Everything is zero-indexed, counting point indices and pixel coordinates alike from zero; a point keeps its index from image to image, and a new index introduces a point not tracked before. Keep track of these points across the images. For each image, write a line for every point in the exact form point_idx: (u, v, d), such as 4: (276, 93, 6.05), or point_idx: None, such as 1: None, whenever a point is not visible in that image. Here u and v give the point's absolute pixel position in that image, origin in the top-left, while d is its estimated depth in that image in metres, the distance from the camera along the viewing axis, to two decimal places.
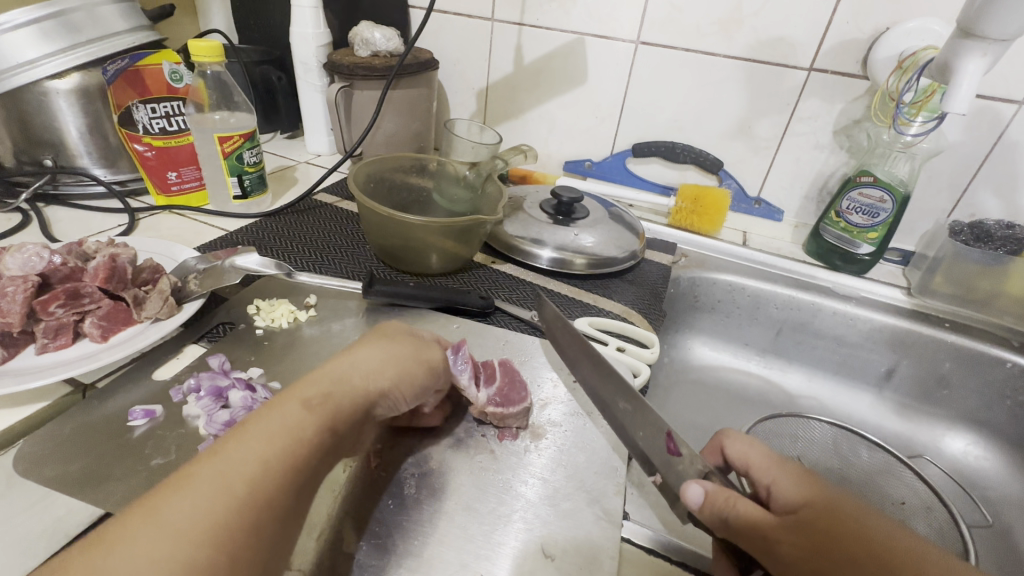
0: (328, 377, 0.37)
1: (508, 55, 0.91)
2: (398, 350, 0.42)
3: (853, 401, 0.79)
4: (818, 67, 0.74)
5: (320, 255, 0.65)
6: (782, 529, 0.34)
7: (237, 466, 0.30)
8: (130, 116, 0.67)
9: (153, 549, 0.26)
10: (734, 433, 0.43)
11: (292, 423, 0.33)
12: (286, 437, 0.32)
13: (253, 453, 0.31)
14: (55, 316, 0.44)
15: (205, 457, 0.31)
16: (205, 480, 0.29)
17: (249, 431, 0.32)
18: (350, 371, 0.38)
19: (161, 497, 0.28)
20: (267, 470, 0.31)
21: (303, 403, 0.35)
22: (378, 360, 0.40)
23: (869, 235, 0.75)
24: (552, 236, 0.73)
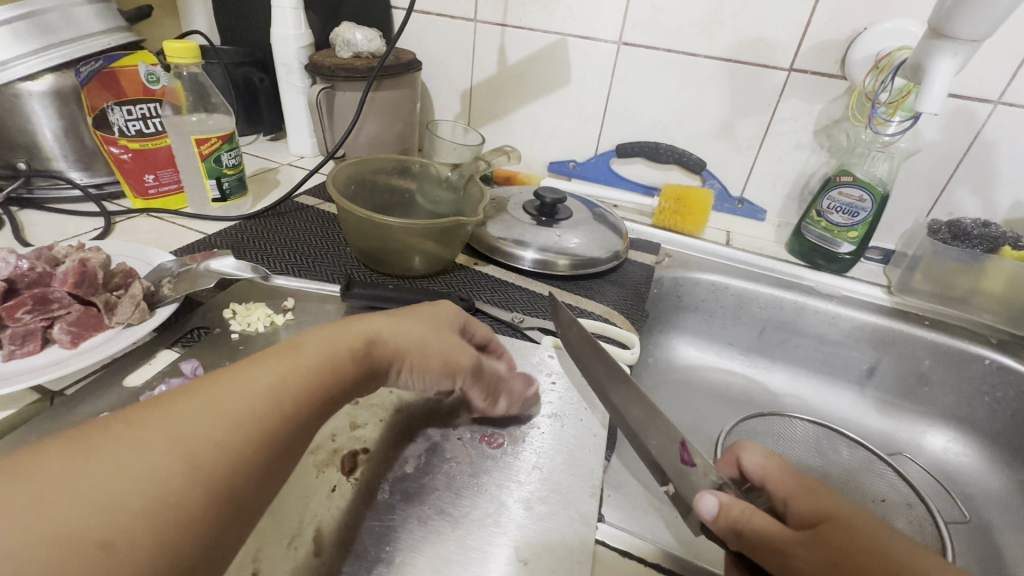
0: (379, 324, 0.39)
1: (491, 56, 0.91)
2: (439, 317, 0.44)
3: (836, 399, 0.80)
4: (798, 67, 0.75)
5: (299, 258, 0.64)
6: (799, 544, 0.33)
7: (288, 377, 0.32)
8: (104, 119, 0.66)
9: (204, 428, 0.28)
10: (750, 444, 0.43)
11: (340, 356, 0.35)
12: (331, 368, 0.34)
13: (300, 377, 0.33)
14: (23, 322, 0.43)
15: (259, 360, 0.33)
16: (258, 381, 0.31)
17: (302, 351, 0.34)
18: (397, 324, 0.40)
19: (217, 387, 0.30)
20: (310, 390, 0.33)
21: (353, 339, 0.37)
22: (423, 321, 0.42)
23: (850, 234, 0.75)
24: (535, 237, 0.73)
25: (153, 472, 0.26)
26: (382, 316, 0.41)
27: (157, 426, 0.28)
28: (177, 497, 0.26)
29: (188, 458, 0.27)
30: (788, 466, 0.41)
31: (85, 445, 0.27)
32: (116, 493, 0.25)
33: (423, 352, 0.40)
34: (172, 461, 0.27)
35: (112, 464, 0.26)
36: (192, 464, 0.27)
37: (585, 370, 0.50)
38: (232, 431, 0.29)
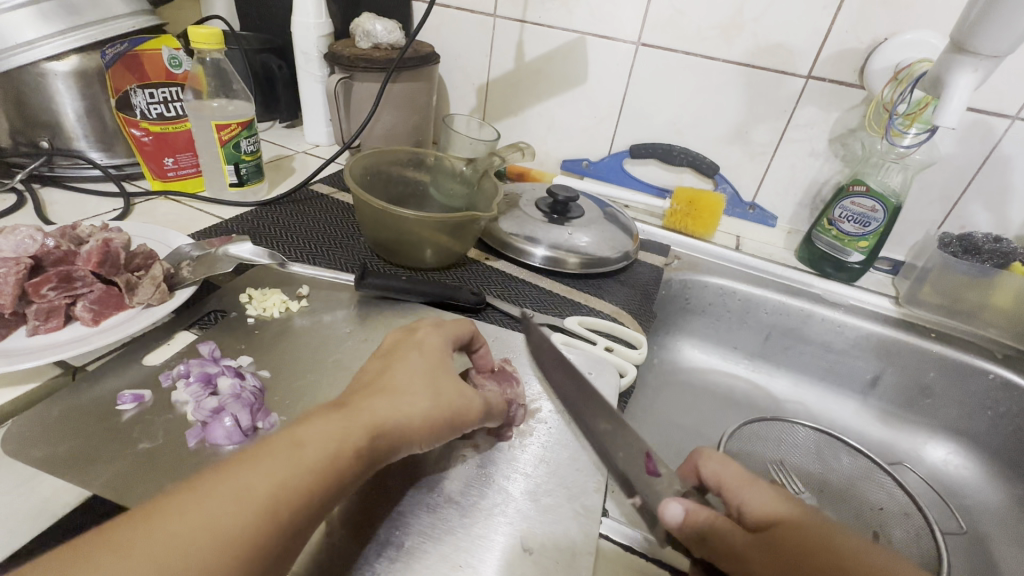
0: (385, 399, 0.36)
1: (509, 51, 0.91)
2: (448, 376, 0.40)
3: (838, 407, 0.80)
4: (816, 75, 0.75)
5: (314, 246, 0.65)
6: (753, 548, 0.35)
7: (286, 483, 0.30)
8: (127, 101, 0.67)
9: (192, 547, 0.27)
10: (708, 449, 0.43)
11: (343, 452, 0.32)
12: (333, 468, 0.32)
13: (301, 479, 0.30)
14: (47, 299, 0.44)
15: (258, 455, 0.31)
16: (254, 489, 0.29)
17: (302, 446, 0.31)
18: (405, 396, 0.37)
19: (213, 488, 0.29)
20: (309, 494, 0.30)
21: (357, 429, 0.34)
22: (431, 388, 0.38)
23: (861, 244, 0.75)
24: (546, 234, 0.74)
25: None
26: (389, 385, 0.37)
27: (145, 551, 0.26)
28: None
29: None
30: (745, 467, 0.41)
31: (65, 565, 0.26)
32: None
33: (431, 429, 0.37)
34: None
35: None
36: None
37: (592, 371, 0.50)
38: (224, 555, 0.27)
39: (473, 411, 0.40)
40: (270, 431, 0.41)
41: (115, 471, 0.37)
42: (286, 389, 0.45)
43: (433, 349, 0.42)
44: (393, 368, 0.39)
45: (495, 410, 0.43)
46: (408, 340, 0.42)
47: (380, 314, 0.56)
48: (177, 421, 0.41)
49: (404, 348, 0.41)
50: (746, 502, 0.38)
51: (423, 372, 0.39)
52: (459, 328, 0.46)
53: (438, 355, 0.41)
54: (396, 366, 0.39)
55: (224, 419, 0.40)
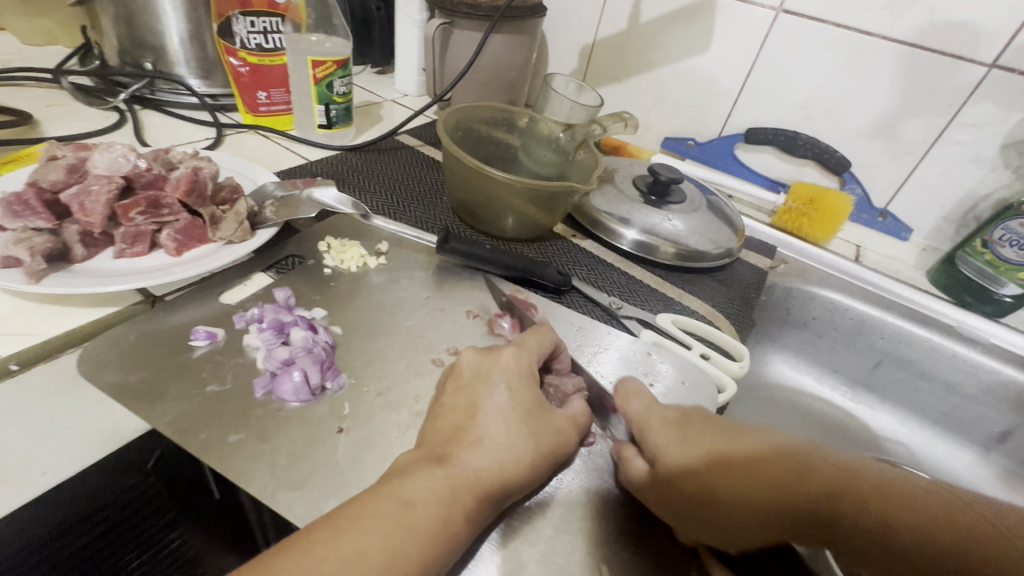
0: (484, 450, 0.33)
1: (624, 9, 0.82)
2: (543, 411, 0.37)
3: (950, 458, 0.70)
4: (1003, 64, 0.61)
5: (396, 199, 0.62)
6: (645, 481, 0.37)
7: (397, 553, 0.27)
8: (229, 28, 0.64)
9: None
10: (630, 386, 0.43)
11: (451, 516, 0.30)
12: (442, 533, 0.29)
13: (412, 546, 0.28)
14: (134, 223, 0.43)
15: (368, 519, 0.28)
16: (366, 560, 0.26)
17: (409, 507, 0.29)
18: (506, 447, 0.34)
19: (327, 551, 0.26)
20: (422, 564, 0.28)
21: (462, 490, 0.31)
22: (529, 431, 0.35)
23: (1020, 274, 0.63)
24: (642, 217, 0.67)
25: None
26: (485, 428, 0.35)
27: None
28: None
29: None
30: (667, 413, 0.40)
31: None
32: None
33: (531, 482, 0.35)
34: None
35: None
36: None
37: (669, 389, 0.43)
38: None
39: (569, 448, 0.37)
40: (339, 393, 0.39)
41: (183, 411, 0.35)
42: (358, 351, 0.42)
43: (515, 377, 0.38)
44: (483, 404, 0.36)
45: (584, 423, 0.39)
46: (494, 365, 0.38)
47: (459, 281, 0.52)
48: (246, 368, 0.39)
49: (486, 374, 0.38)
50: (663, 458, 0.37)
51: (517, 413, 0.36)
52: (538, 341, 0.42)
53: (526, 387, 0.38)
54: (485, 401, 0.36)
55: (294, 374, 0.37)
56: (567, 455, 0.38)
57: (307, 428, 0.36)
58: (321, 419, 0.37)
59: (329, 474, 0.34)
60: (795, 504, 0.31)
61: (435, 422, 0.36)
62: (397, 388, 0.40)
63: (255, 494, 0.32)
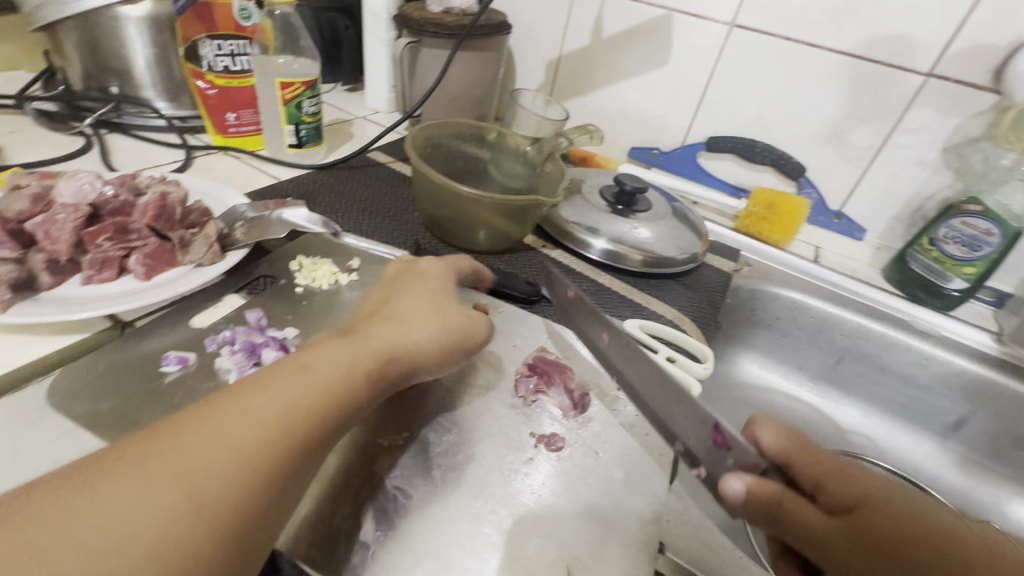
0: (388, 328, 0.37)
1: (587, 26, 0.85)
2: (448, 303, 0.42)
3: (912, 447, 0.73)
4: (939, 73, 0.66)
5: (368, 216, 0.63)
6: (829, 527, 0.32)
7: (299, 403, 0.30)
8: (196, 51, 0.66)
9: (219, 459, 0.26)
10: (765, 421, 0.39)
11: (353, 375, 0.33)
12: (345, 389, 0.32)
13: (314, 396, 0.31)
14: (102, 249, 0.43)
15: (267, 379, 0.31)
16: (264, 408, 0.29)
17: (310, 371, 0.32)
18: (404, 326, 0.38)
19: (233, 402, 0.29)
20: (327, 413, 0.31)
21: (364, 355, 0.35)
22: (433, 310, 0.40)
23: (965, 269, 0.67)
24: (609, 226, 0.69)
25: (169, 508, 0.24)
26: (398, 309, 0.39)
27: (160, 466, 0.25)
28: (193, 531, 0.25)
29: (199, 491, 0.25)
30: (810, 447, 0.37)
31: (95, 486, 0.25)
32: (129, 526, 0.23)
33: (434, 353, 0.39)
34: (184, 492, 0.25)
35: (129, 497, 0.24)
36: (207, 500, 0.25)
37: (634, 393, 0.45)
38: (249, 467, 0.27)
39: (479, 335, 0.43)
40: None
41: None
42: None
43: (420, 285, 0.42)
44: (395, 298, 0.41)
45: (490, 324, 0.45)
46: (401, 272, 0.45)
47: None
48: (218, 390, 0.39)
49: (408, 280, 0.43)
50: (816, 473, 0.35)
51: (425, 298, 0.41)
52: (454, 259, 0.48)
53: (437, 285, 0.43)
54: (390, 302, 0.40)
55: None
56: (477, 344, 0.43)
57: None
58: None
59: None
60: (960, 539, 0.30)
61: (359, 312, 0.40)
62: None
63: None
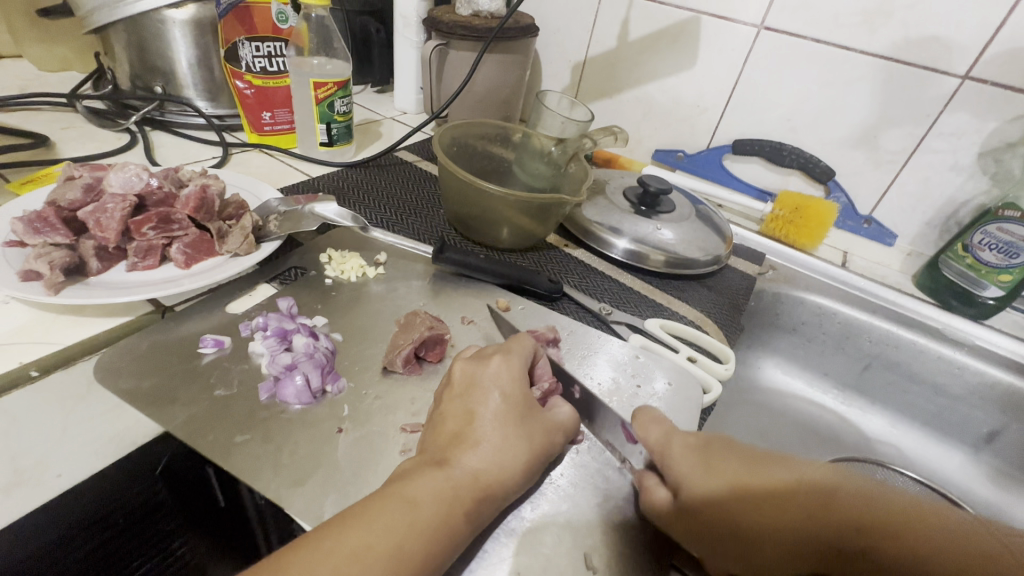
0: (481, 453, 0.36)
1: (613, 29, 0.86)
2: (533, 418, 0.39)
3: (940, 459, 0.72)
4: (976, 75, 0.64)
5: (395, 213, 0.65)
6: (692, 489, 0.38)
7: (403, 547, 0.30)
8: (235, 53, 0.68)
9: None
10: (645, 418, 0.41)
11: (451, 514, 0.32)
12: (443, 528, 0.31)
13: (414, 542, 0.30)
14: (146, 238, 0.45)
15: (372, 517, 0.30)
16: (371, 551, 0.29)
17: (412, 504, 0.31)
18: (497, 449, 0.36)
19: (343, 537, 0.29)
20: (427, 558, 0.30)
21: (462, 490, 0.33)
22: (522, 432, 0.38)
23: (1000, 277, 0.65)
24: (632, 226, 0.69)
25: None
26: (488, 432, 0.37)
27: None
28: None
29: None
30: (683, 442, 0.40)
31: None
32: None
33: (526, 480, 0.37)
34: None
35: None
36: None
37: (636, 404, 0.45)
38: None
39: (558, 447, 0.40)
40: (340, 397, 0.41)
41: (191, 414, 0.37)
42: (356, 356, 0.44)
43: (511, 383, 0.40)
44: (477, 413, 0.38)
45: (572, 422, 0.41)
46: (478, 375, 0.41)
47: (454, 290, 0.54)
48: (251, 373, 0.41)
49: (473, 381, 0.40)
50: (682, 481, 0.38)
51: (510, 416, 0.38)
52: (522, 344, 0.44)
53: (520, 393, 0.40)
54: (480, 407, 0.38)
55: (296, 378, 0.39)
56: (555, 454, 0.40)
57: (309, 428, 0.38)
58: (322, 420, 0.39)
59: (330, 472, 0.36)
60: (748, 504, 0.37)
61: (435, 428, 0.38)
62: (395, 391, 0.42)
63: (260, 490, 0.34)
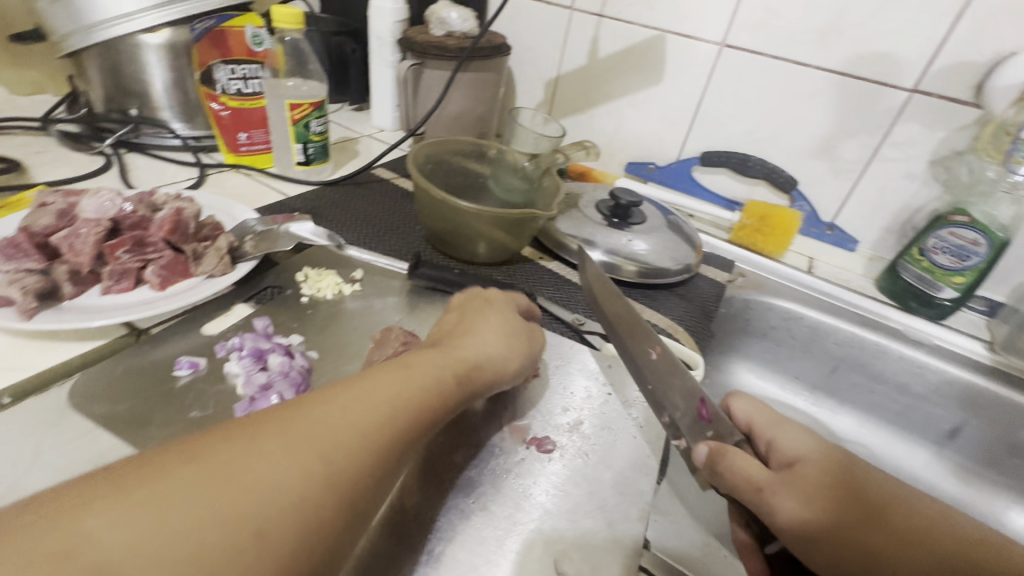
0: (472, 343, 0.42)
1: (583, 47, 0.89)
2: (519, 324, 0.47)
3: (907, 456, 0.74)
4: (923, 89, 0.68)
5: (372, 231, 0.66)
6: (776, 483, 0.38)
7: (360, 421, 0.29)
8: (210, 76, 0.69)
9: (276, 473, 0.26)
10: (741, 396, 0.47)
11: (410, 394, 0.33)
12: (403, 405, 0.32)
13: (373, 418, 0.30)
14: (121, 261, 0.46)
15: (332, 394, 0.30)
16: (328, 420, 0.29)
17: (371, 387, 0.32)
18: (489, 339, 0.43)
19: (297, 415, 0.29)
20: (384, 434, 0.30)
21: (422, 376, 0.34)
22: (512, 329, 0.46)
23: (954, 279, 0.68)
24: (605, 238, 0.71)
25: (213, 524, 0.23)
26: (464, 353, 0.40)
27: (224, 478, 0.25)
28: (230, 559, 0.23)
29: (253, 504, 0.24)
30: (773, 420, 0.44)
31: (142, 486, 0.24)
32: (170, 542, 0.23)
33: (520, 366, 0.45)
34: (235, 506, 0.24)
35: (173, 506, 0.23)
36: (243, 528, 0.24)
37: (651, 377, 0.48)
38: (306, 488, 0.26)
39: (540, 341, 0.48)
40: None
41: (166, 435, 0.38)
42: (332, 373, 0.45)
43: (498, 298, 0.50)
44: (471, 322, 0.45)
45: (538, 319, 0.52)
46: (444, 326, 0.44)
47: (430, 305, 0.56)
48: (227, 393, 0.42)
49: (478, 309, 0.47)
50: (779, 443, 0.41)
51: (499, 319, 0.46)
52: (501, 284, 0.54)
53: (504, 307, 0.48)
54: (471, 320, 0.45)
55: (273, 396, 0.40)
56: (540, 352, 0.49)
57: None
58: None
59: None
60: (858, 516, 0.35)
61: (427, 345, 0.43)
62: None
63: None
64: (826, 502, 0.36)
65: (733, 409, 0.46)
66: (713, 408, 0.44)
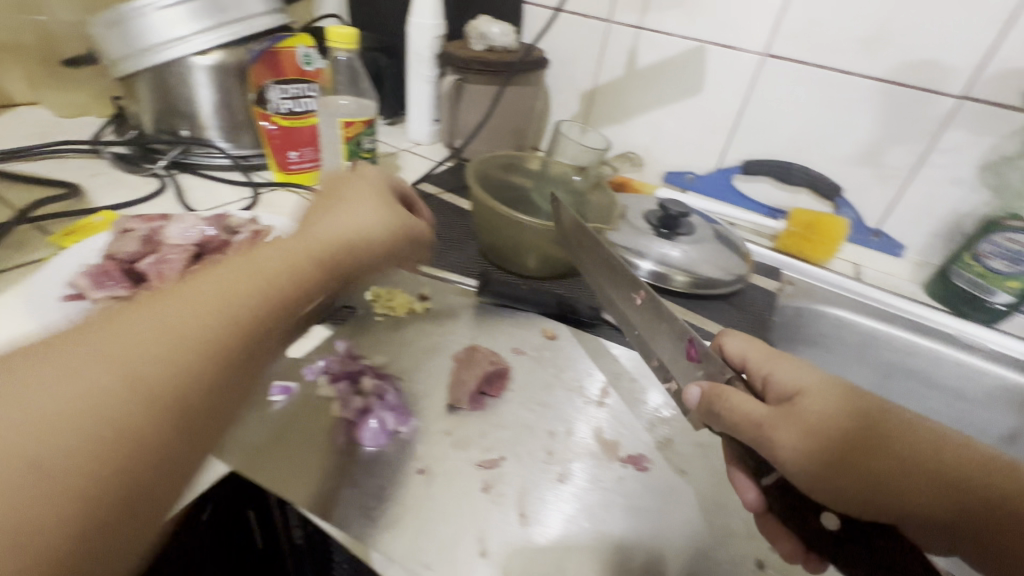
0: (344, 227, 0.44)
1: (620, 58, 0.89)
2: (390, 201, 0.51)
3: None
4: (972, 95, 0.68)
5: (430, 248, 0.66)
6: (779, 420, 0.35)
7: (229, 310, 0.32)
8: (263, 96, 0.69)
9: (150, 344, 0.29)
10: (735, 333, 0.44)
11: (271, 285, 0.36)
12: (270, 294, 0.35)
13: (221, 302, 0.33)
14: None
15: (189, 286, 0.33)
16: (187, 307, 0.31)
17: (224, 271, 0.34)
18: (364, 218, 0.46)
19: (154, 303, 0.31)
20: (243, 324, 0.33)
21: (290, 264, 0.38)
22: (384, 207, 0.49)
23: (1009, 283, 0.68)
24: (656, 249, 0.71)
25: (87, 413, 0.26)
26: (330, 238, 0.42)
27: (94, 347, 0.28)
28: (130, 452, 0.26)
29: (127, 377, 0.27)
30: (772, 350, 0.41)
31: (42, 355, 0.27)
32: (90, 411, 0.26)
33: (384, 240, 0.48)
34: (109, 378, 0.27)
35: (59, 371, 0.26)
36: (121, 400, 0.27)
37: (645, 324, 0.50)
38: (173, 355, 0.29)
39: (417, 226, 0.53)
40: (413, 437, 0.41)
41: (273, 463, 0.38)
42: (419, 394, 0.45)
43: (375, 179, 0.52)
44: (348, 202, 0.48)
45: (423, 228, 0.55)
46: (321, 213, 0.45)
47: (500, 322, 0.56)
48: (323, 417, 0.41)
49: (349, 191, 0.49)
50: (776, 376, 0.38)
51: (377, 204, 0.49)
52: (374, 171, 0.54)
53: (376, 191, 0.51)
54: (344, 209, 0.47)
55: (372, 420, 0.40)
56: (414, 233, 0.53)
57: (388, 471, 0.39)
58: (398, 461, 0.39)
59: (415, 514, 0.36)
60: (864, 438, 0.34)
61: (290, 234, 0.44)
62: (463, 427, 0.43)
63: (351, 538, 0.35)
64: (826, 440, 0.33)
65: (726, 347, 0.44)
66: (701, 348, 0.43)
